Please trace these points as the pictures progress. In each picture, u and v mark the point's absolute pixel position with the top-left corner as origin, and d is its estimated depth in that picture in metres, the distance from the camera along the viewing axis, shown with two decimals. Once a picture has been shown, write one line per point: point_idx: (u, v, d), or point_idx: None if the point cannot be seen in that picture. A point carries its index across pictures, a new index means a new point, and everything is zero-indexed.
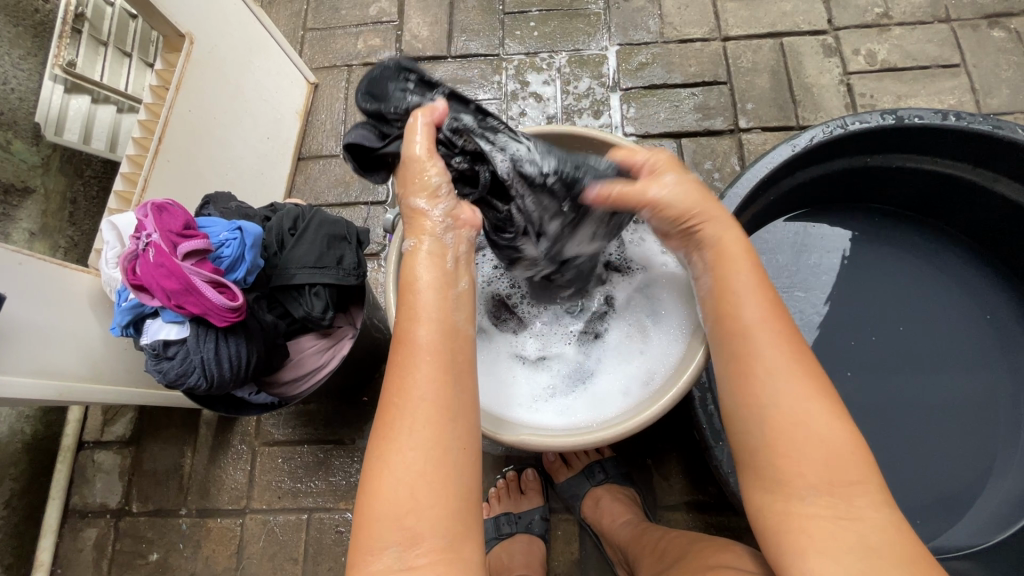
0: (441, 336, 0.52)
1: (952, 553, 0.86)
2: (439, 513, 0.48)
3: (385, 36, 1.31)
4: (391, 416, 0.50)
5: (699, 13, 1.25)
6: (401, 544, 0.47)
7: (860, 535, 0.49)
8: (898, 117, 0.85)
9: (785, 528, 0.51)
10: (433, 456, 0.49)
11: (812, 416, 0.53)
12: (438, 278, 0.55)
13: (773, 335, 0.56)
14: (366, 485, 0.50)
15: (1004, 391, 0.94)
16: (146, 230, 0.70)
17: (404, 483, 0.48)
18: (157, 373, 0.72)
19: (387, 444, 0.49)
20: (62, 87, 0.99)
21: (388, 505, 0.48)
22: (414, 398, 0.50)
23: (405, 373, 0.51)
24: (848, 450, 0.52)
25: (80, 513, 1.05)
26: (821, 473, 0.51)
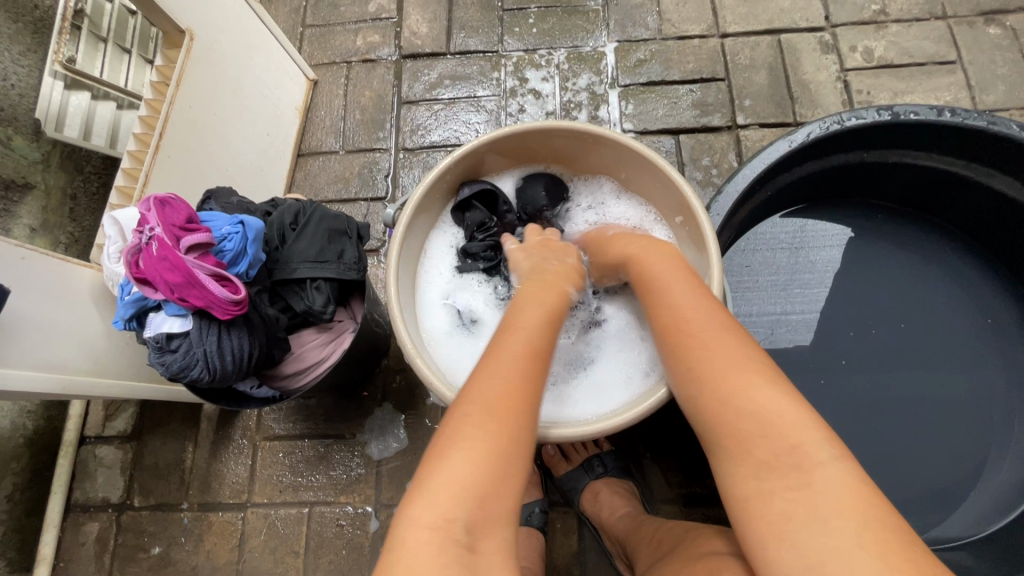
0: (540, 349, 0.60)
1: (949, 543, 0.87)
2: (506, 503, 0.51)
3: (384, 33, 1.31)
4: (487, 397, 0.54)
5: (697, 10, 1.26)
6: (469, 524, 0.48)
7: (809, 503, 0.49)
8: (894, 112, 0.86)
9: (748, 517, 0.52)
10: (514, 445, 0.53)
11: (740, 386, 0.55)
12: (551, 310, 0.65)
13: (709, 322, 0.60)
14: (440, 455, 0.51)
15: (998, 384, 0.95)
16: (149, 223, 0.70)
17: (483, 461, 0.51)
18: (160, 366, 0.72)
19: (478, 419, 0.53)
20: (62, 83, 1.00)
21: (466, 479, 0.50)
22: (513, 389, 0.55)
23: (505, 368, 0.57)
24: (786, 410, 0.53)
25: (82, 507, 1.06)
26: (764, 441, 0.53)
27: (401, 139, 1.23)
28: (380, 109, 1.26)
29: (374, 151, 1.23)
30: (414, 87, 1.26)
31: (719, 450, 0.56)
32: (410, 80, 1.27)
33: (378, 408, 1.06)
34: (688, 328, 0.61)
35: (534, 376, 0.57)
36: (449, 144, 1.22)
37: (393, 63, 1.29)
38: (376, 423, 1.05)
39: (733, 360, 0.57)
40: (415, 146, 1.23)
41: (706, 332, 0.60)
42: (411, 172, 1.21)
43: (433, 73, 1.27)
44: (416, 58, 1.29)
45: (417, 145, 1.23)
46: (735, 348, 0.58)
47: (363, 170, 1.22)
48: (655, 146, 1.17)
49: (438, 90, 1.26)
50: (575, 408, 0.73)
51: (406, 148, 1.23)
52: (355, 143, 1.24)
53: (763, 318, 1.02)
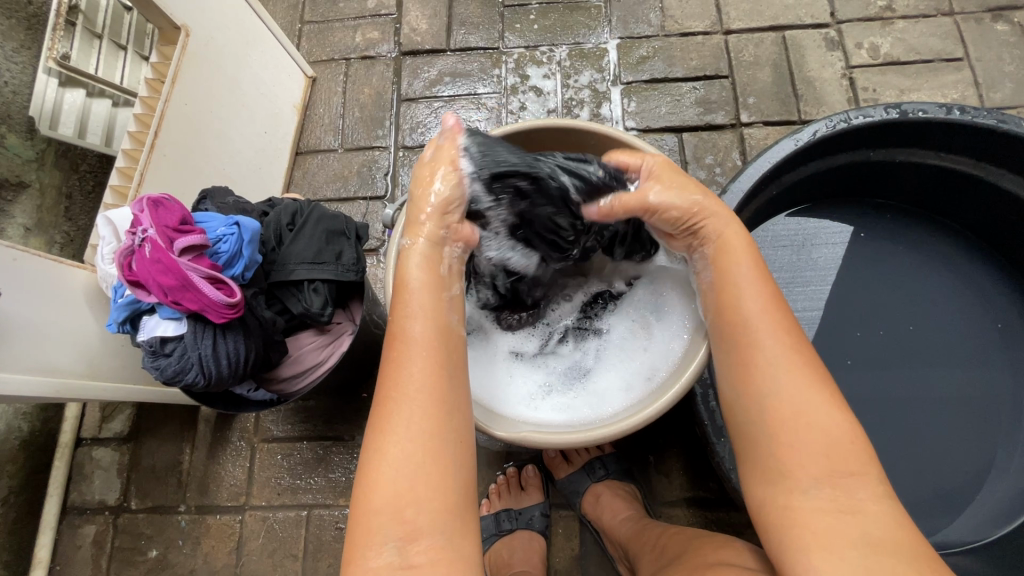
0: (432, 331, 0.57)
1: (956, 547, 0.86)
2: (436, 506, 0.51)
3: (383, 29, 1.29)
4: (386, 413, 0.53)
5: (700, 7, 1.24)
6: (400, 541, 0.49)
7: (865, 530, 0.49)
8: (902, 110, 0.85)
9: (790, 527, 0.51)
10: (428, 448, 0.52)
11: (820, 416, 0.53)
12: (432, 280, 0.60)
13: (775, 338, 0.56)
14: (361, 480, 0.52)
15: (1006, 386, 0.94)
16: (143, 225, 0.69)
17: (398, 476, 0.51)
18: (154, 370, 0.71)
19: (382, 437, 0.52)
20: (56, 80, 0.98)
21: (384, 500, 0.51)
22: (410, 389, 0.54)
23: (401, 367, 0.55)
24: (845, 436, 0.53)
25: (78, 510, 1.05)
26: (827, 466, 0.52)
27: (401, 137, 1.22)
28: (380, 107, 1.24)
29: (373, 149, 1.21)
30: (414, 84, 1.25)
31: (767, 456, 0.54)
32: (409, 78, 1.25)
33: None
34: (758, 343, 0.56)
35: (434, 366, 0.55)
36: None
37: (392, 60, 1.27)
38: None
39: (812, 393, 0.54)
40: (415, 145, 1.21)
41: (774, 352, 0.56)
42: (411, 170, 1.20)
43: (433, 70, 1.25)
44: (416, 55, 1.27)
45: (416, 143, 1.21)
46: (810, 373, 0.55)
47: (362, 169, 1.20)
48: (658, 144, 1.16)
49: (438, 87, 1.24)
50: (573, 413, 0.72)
51: (406, 146, 1.21)
52: (354, 142, 1.22)
53: None
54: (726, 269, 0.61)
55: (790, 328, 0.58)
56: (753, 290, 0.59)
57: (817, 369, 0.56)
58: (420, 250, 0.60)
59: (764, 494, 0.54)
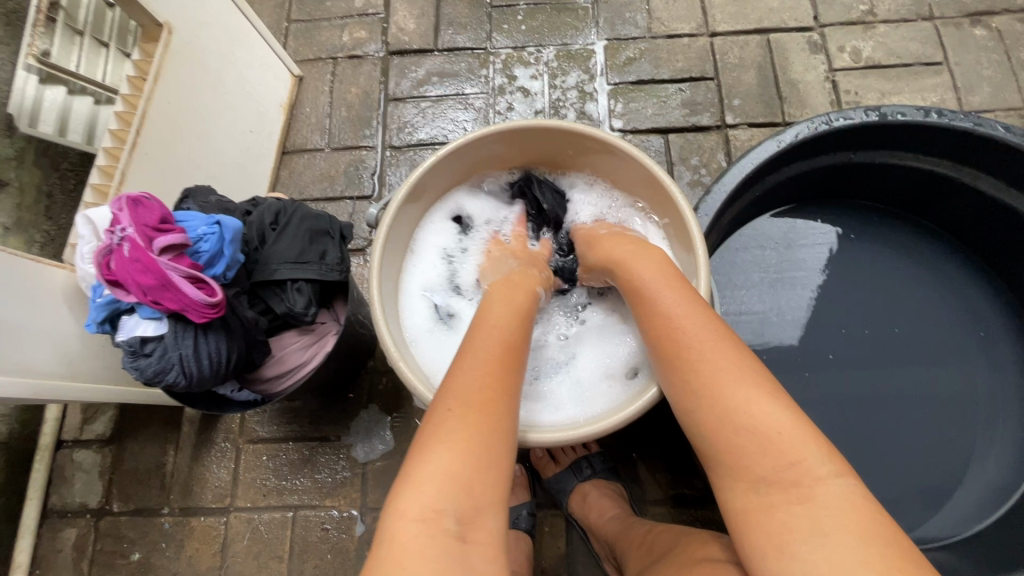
0: (517, 340, 0.62)
1: (934, 543, 0.87)
2: (496, 491, 0.52)
3: (371, 29, 1.29)
4: (470, 386, 0.55)
5: (686, 9, 1.25)
6: (459, 517, 0.49)
7: (815, 520, 0.49)
8: (881, 113, 0.86)
9: (749, 528, 0.52)
10: (500, 430, 0.54)
11: (740, 398, 0.54)
12: (522, 307, 0.66)
13: (702, 336, 0.58)
14: (430, 441, 0.52)
15: (984, 384, 0.95)
16: (121, 224, 0.68)
17: (469, 454, 0.51)
18: (134, 370, 0.71)
19: (465, 405, 0.54)
20: (36, 77, 0.95)
21: (453, 464, 0.51)
22: (495, 374, 0.57)
23: (483, 356, 0.58)
24: (785, 424, 0.53)
25: (59, 513, 1.03)
26: (764, 458, 0.52)
27: (388, 136, 1.21)
28: (367, 106, 1.24)
29: (360, 149, 1.21)
30: (401, 84, 1.25)
31: (718, 467, 0.55)
32: (397, 77, 1.25)
33: (364, 410, 1.04)
34: (680, 339, 0.59)
35: (514, 363, 0.59)
36: (436, 142, 1.21)
37: (380, 60, 1.27)
38: (362, 425, 1.04)
39: (728, 373, 0.56)
40: (402, 144, 1.21)
41: (695, 350, 0.57)
42: (398, 169, 1.19)
43: (420, 70, 1.25)
44: (404, 55, 1.27)
45: (403, 143, 1.21)
46: (726, 355, 0.57)
47: (349, 168, 1.20)
48: (645, 145, 1.17)
49: (425, 87, 1.24)
50: (562, 409, 0.73)
51: (393, 145, 1.21)
52: (341, 141, 1.22)
53: (750, 317, 1.01)
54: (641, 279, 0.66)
55: (701, 315, 0.60)
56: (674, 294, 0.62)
57: (729, 343, 0.58)
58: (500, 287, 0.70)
59: (725, 496, 0.55)
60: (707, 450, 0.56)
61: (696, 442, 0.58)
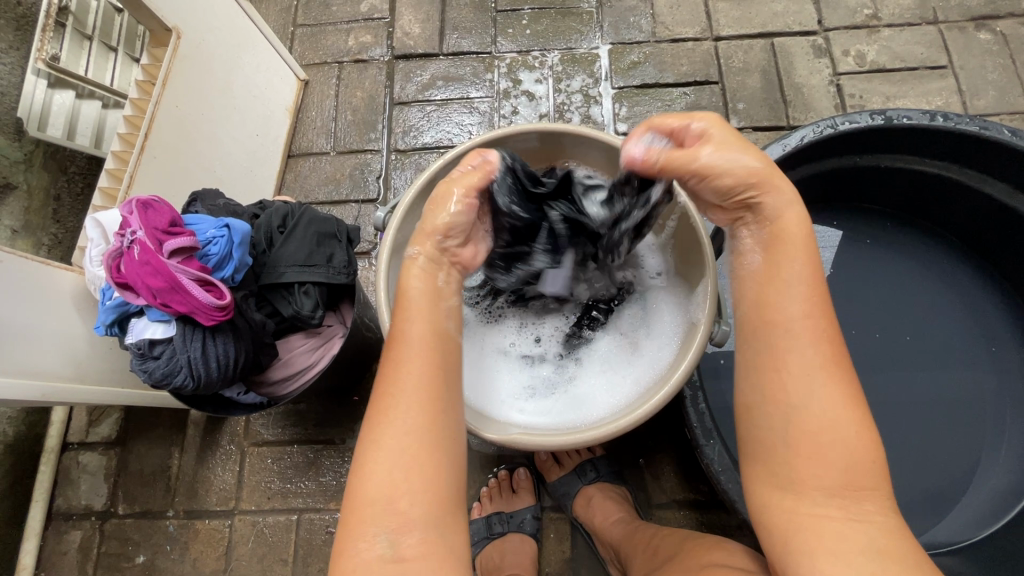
0: (433, 338, 0.59)
1: (943, 547, 0.86)
2: (429, 498, 0.53)
3: (376, 33, 1.30)
4: (390, 406, 0.55)
5: (690, 13, 1.25)
6: (393, 533, 0.51)
7: (871, 538, 0.51)
8: (887, 117, 0.86)
9: (796, 529, 0.53)
10: (426, 443, 0.54)
11: (843, 419, 0.53)
12: (432, 292, 0.61)
13: (810, 349, 0.55)
14: (358, 472, 0.54)
15: (992, 387, 0.95)
16: (131, 227, 0.69)
17: (395, 469, 0.53)
18: (142, 373, 0.71)
19: (379, 432, 0.54)
20: (45, 81, 0.96)
21: (379, 489, 0.52)
22: (410, 386, 0.56)
23: (400, 365, 0.57)
24: (871, 457, 0.53)
25: (64, 515, 1.03)
26: (839, 476, 0.53)
27: (394, 140, 1.22)
28: (373, 110, 1.24)
29: (366, 152, 1.22)
30: (407, 88, 1.25)
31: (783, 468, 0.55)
32: (402, 81, 1.26)
33: (369, 413, 1.04)
34: (794, 346, 0.55)
35: (430, 369, 0.57)
36: (441, 146, 1.21)
37: (385, 64, 1.28)
38: None
39: (821, 385, 0.54)
40: (407, 147, 1.21)
41: (803, 361, 0.55)
42: (403, 173, 1.20)
43: (426, 74, 1.26)
44: (409, 59, 1.27)
45: (408, 146, 1.21)
46: (832, 364, 0.55)
47: (354, 171, 1.20)
48: None
49: (431, 91, 1.24)
50: (552, 416, 0.73)
51: (399, 149, 1.21)
52: (347, 144, 1.22)
53: None
54: (779, 263, 0.58)
55: (824, 320, 0.56)
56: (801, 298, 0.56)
57: (835, 349, 0.56)
58: (416, 267, 0.62)
59: (773, 498, 0.55)
60: (768, 445, 0.56)
61: (757, 438, 0.57)
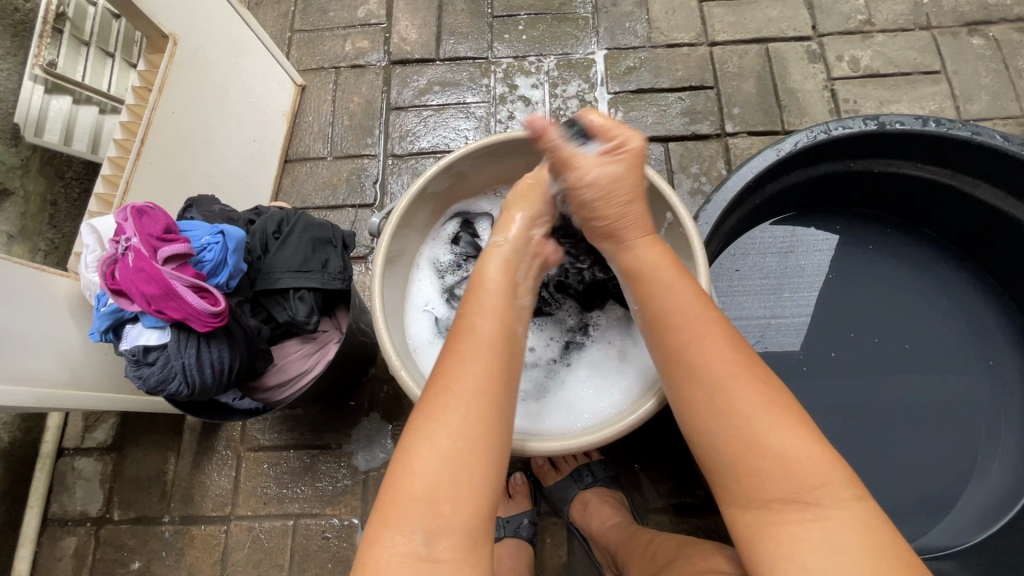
0: (503, 337, 0.58)
1: (936, 552, 0.87)
2: (470, 506, 0.51)
3: (373, 38, 1.30)
4: (447, 401, 0.53)
5: (686, 19, 1.26)
6: (429, 534, 0.49)
7: (828, 536, 0.50)
8: (880, 122, 0.86)
9: (756, 538, 0.53)
10: (476, 450, 0.52)
11: (762, 425, 0.53)
12: (504, 285, 0.62)
13: (690, 310, 0.59)
14: (401, 462, 0.52)
15: (985, 391, 0.95)
16: (126, 234, 0.69)
17: (441, 468, 0.51)
18: (137, 379, 0.71)
19: (433, 426, 0.52)
20: (42, 87, 0.97)
21: (423, 488, 0.50)
22: (467, 386, 0.54)
23: (461, 361, 0.55)
24: (810, 451, 0.53)
25: (59, 521, 1.03)
26: (782, 479, 0.52)
27: (390, 145, 1.22)
28: (369, 115, 1.25)
29: (363, 157, 1.22)
30: (403, 93, 1.26)
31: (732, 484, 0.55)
32: (399, 86, 1.26)
33: (365, 418, 1.04)
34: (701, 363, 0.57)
35: (498, 372, 0.56)
36: (438, 150, 1.22)
37: (382, 69, 1.28)
38: (363, 433, 1.04)
39: (711, 344, 0.57)
40: (404, 152, 1.22)
41: (717, 371, 0.56)
42: (400, 178, 1.20)
43: (422, 79, 1.26)
44: (405, 64, 1.28)
45: (405, 151, 1.22)
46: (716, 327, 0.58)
47: (351, 176, 1.20)
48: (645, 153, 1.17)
49: (427, 97, 1.25)
50: (544, 423, 0.73)
51: (395, 154, 1.22)
52: (343, 149, 1.23)
53: (750, 323, 1.02)
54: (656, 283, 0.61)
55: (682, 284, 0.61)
56: (668, 276, 0.61)
57: (728, 332, 0.58)
58: (499, 255, 0.64)
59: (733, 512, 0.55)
60: (711, 455, 0.56)
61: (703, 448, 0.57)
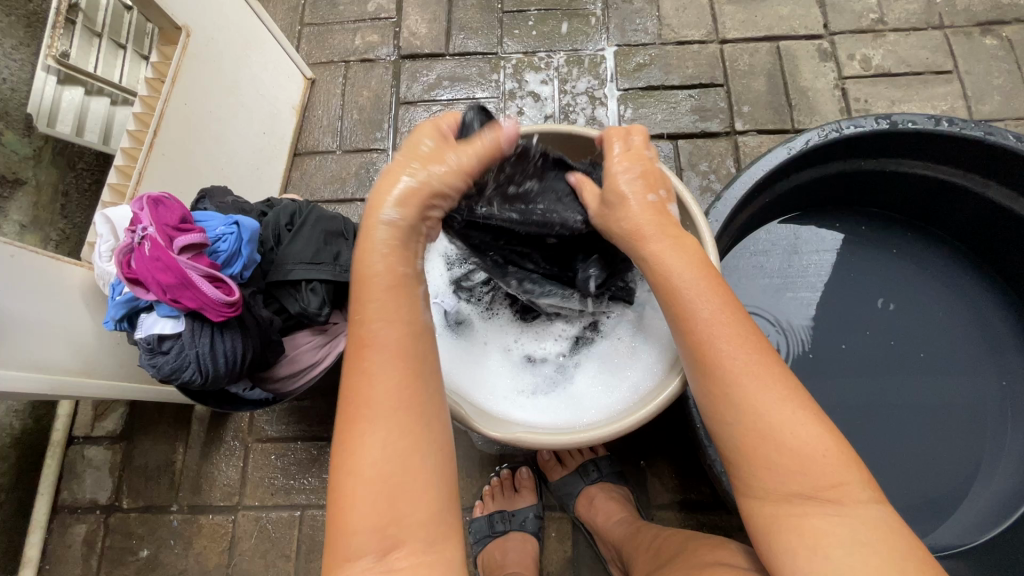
0: (407, 337, 0.52)
1: (945, 551, 0.88)
2: (417, 518, 0.49)
3: (383, 33, 1.30)
4: (367, 421, 0.50)
5: (696, 16, 1.26)
6: (379, 553, 0.48)
7: (852, 531, 0.49)
8: (892, 121, 0.86)
9: (780, 534, 0.52)
10: (409, 463, 0.49)
11: (788, 421, 0.53)
12: (396, 275, 0.53)
13: (715, 309, 0.57)
14: (338, 490, 0.49)
15: (991, 391, 0.96)
16: (143, 223, 0.70)
17: (378, 486, 0.49)
18: (151, 368, 0.72)
19: (357, 448, 0.49)
20: (55, 77, 0.97)
21: (365, 518, 0.48)
22: (382, 411, 0.50)
23: (370, 377, 0.50)
24: (831, 449, 0.52)
25: (69, 508, 1.04)
26: (805, 477, 0.52)
27: (399, 139, 1.23)
28: (379, 110, 1.25)
29: (372, 151, 1.22)
30: (413, 88, 1.26)
31: (748, 476, 0.54)
32: (408, 81, 1.26)
33: None
34: (722, 356, 0.55)
35: (413, 376, 0.51)
36: None
37: (392, 63, 1.28)
38: None
39: (734, 335, 0.56)
40: None
41: (739, 366, 0.55)
42: None
43: (432, 74, 1.26)
44: (415, 59, 1.28)
45: None
46: (741, 332, 0.56)
47: (360, 170, 1.21)
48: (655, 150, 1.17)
49: (437, 91, 1.25)
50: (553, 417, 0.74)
51: None
52: (352, 143, 1.23)
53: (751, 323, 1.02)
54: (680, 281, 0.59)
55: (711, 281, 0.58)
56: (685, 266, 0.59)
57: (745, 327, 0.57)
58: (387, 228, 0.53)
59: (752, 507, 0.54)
60: (728, 449, 0.56)
61: (717, 436, 0.57)
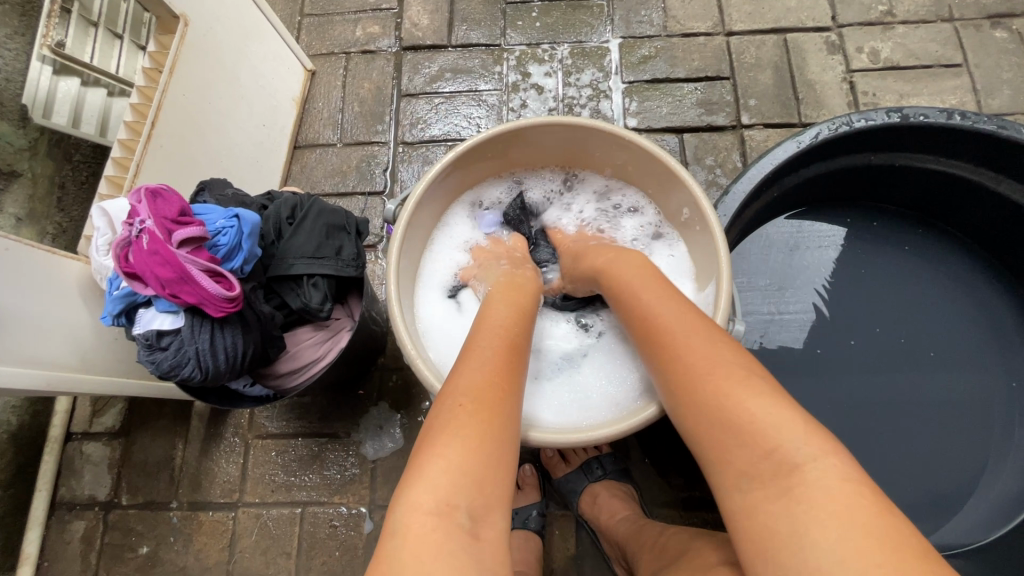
0: (513, 342, 0.60)
1: (957, 549, 0.85)
2: (498, 490, 0.49)
3: (384, 24, 1.28)
4: (465, 392, 0.53)
5: (702, 8, 1.24)
6: (469, 513, 0.47)
7: (802, 508, 0.46)
8: (903, 114, 0.85)
9: (738, 527, 0.49)
10: (499, 437, 0.52)
11: (731, 397, 0.52)
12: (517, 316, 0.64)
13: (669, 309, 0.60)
14: (424, 454, 0.49)
15: (999, 388, 0.95)
16: (140, 216, 0.68)
17: (469, 450, 0.49)
18: (150, 364, 0.70)
19: (453, 414, 0.51)
20: (51, 68, 0.96)
21: (451, 476, 0.48)
22: (482, 387, 0.54)
23: (472, 363, 0.56)
24: (775, 415, 0.50)
25: (67, 505, 1.03)
26: (746, 451, 0.50)
27: (401, 132, 1.21)
28: (380, 102, 1.23)
29: (373, 144, 1.21)
30: (415, 80, 1.24)
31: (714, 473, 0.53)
32: (410, 73, 1.24)
33: (374, 407, 1.04)
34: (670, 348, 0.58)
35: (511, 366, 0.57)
36: (450, 138, 1.20)
37: (393, 55, 1.26)
38: (372, 422, 1.03)
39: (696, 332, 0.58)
40: (414, 140, 1.20)
41: (690, 352, 0.56)
42: (411, 166, 1.19)
43: (434, 66, 1.24)
44: (417, 50, 1.26)
45: (416, 138, 1.20)
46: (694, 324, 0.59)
47: (361, 163, 1.19)
48: (660, 144, 1.16)
49: (439, 83, 1.23)
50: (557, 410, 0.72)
51: (405, 141, 1.20)
52: (353, 136, 1.21)
53: (756, 319, 1.00)
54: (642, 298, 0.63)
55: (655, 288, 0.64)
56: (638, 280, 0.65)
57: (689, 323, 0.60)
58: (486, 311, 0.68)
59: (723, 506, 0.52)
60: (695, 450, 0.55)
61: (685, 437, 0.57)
